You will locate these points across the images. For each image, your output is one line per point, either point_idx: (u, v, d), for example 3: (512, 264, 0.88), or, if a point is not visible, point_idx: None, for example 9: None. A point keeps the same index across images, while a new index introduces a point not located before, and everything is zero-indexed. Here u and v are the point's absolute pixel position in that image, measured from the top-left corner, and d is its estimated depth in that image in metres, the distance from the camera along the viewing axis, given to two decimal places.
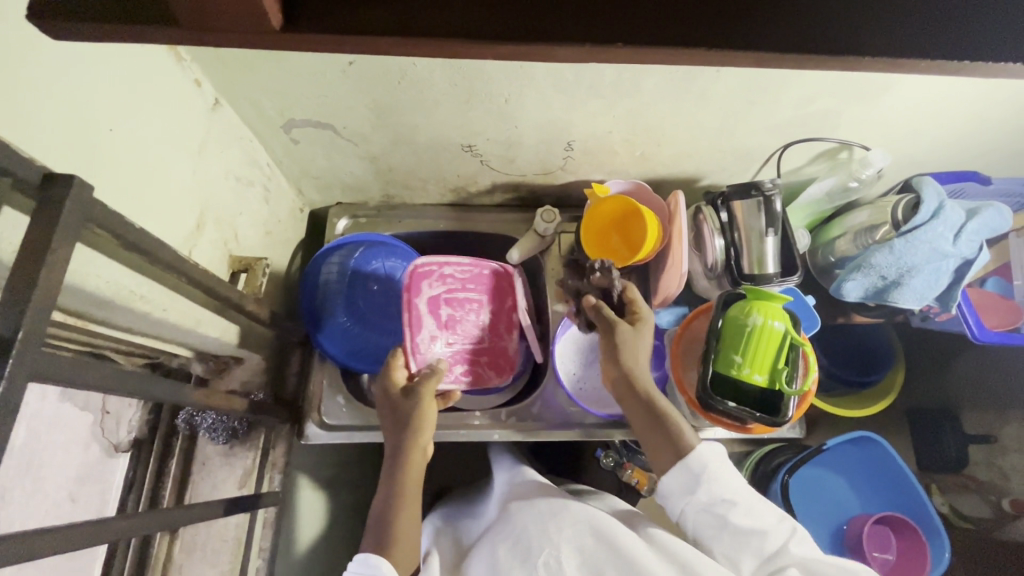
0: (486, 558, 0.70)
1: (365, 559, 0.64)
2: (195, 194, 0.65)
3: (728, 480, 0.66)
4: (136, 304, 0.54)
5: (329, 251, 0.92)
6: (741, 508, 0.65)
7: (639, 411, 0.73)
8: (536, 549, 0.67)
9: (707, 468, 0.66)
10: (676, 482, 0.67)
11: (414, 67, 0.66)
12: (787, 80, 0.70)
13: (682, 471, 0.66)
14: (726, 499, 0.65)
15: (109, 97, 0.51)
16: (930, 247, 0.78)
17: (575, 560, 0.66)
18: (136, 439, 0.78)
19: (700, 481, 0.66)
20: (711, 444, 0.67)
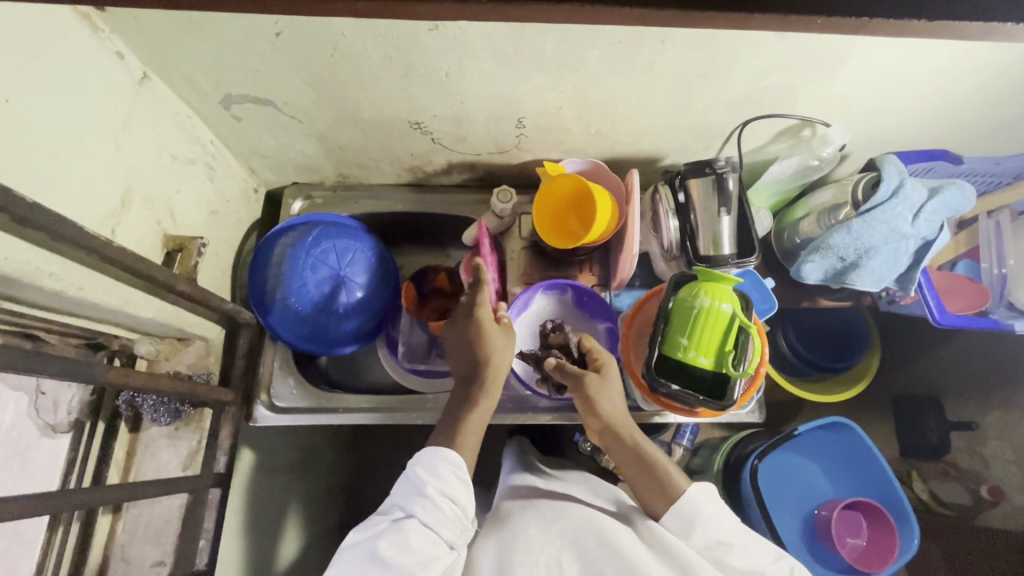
0: (488, 553, 0.67)
1: (441, 450, 0.66)
2: (119, 170, 0.63)
3: (722, 522, 0.66)
4: (44, 282, 0.52)
5: (280, 233, 0.89)
6: (738, 548, 0.65)
7: (628, 460, 0.72)
8: (538, 548, 0.65)
9: (700, 511, 0.66)
10: (672, 525, 0.67)
11: (345, 39, 0.64)
12: (735, 50, 0.67)
13: (673, 518, 0.67)
14: (721, 540, 0.65)
15: (4, 65, 0.49)
16: (887, 227, 0.76)
17: (576, 565, 0.64)
18: (78, 420, 0.74)
19: (696, 522, 0.66)
20: (702, 489, 0.68)
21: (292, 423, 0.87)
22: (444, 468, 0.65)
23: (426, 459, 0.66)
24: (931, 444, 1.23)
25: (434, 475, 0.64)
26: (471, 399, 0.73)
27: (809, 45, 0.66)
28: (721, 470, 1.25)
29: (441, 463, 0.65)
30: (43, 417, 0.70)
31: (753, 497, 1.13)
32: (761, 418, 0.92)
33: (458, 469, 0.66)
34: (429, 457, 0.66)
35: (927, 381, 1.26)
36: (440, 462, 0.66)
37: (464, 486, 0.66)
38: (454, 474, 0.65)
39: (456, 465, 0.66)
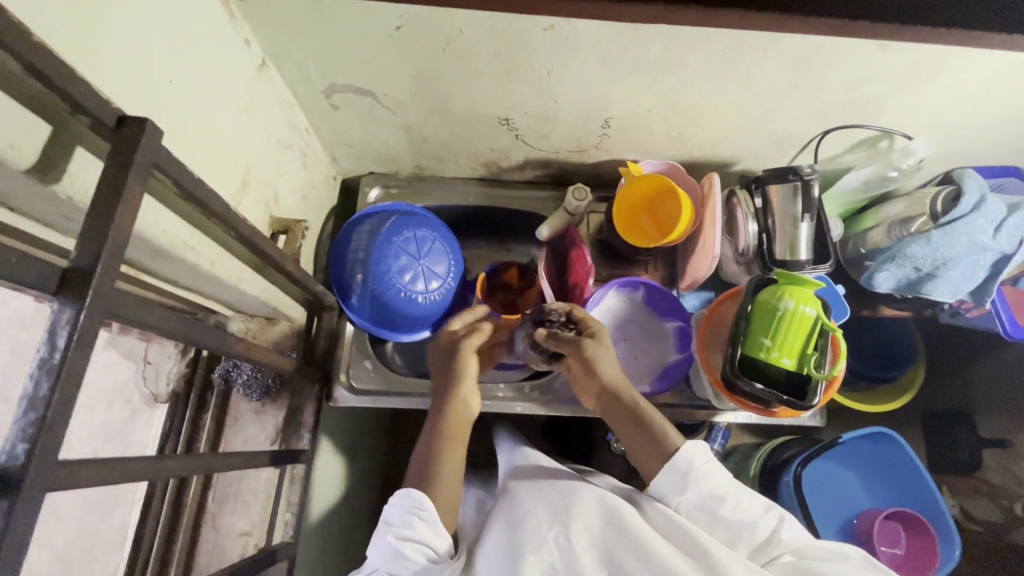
0: (494, 539, 0.63)
1: (406, 493, 0.68)
2: (239, 153, 0.66)
3: (714, 474, 0.64)
4: (187, 256, 0.55)
5: (361, 218, 0.89)
6: (731, 500, 0.62)
7: (627, 430, 0.72)
8: (546, 526, 0.61)
9: (694, 465, 0.64)
10: (666, 482, 0.65)
11: (461, 35, 0.66)
12: (836, 61, 0.69)
13: (666, 474, 0.65)
14: (714, 492, 0.63)
15: (167, 49, 0.51)
16: (968, 240, 0.78)
17: (585, 538, 0.59)
18: (174, 391, 0.80)
19: (689, 475, 0.64)
20: (695, 444, 0.66)
21: (370, 404, 0.89)
22: (404, 514, 0.66)
23: (389, 512, 0.67)
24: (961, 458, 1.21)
25: (398, 521, 0.66)
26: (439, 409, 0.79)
27: (909, 57, 0.67)
28: (758, 477, 1.21)
29: (401, 509, 0.67)
30: (148, 387, 0.77)
31: (795, 500, 1.09)
32: (821, 421, 0.96)
33: (419, 507, 0.66)
34: (394, 506, 0.68)
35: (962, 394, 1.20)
36: (401, 507, 0.67)
37: (432, 523, 0.65)
38: (413, 516, 0.65)
39: (415, 504, 0.66)
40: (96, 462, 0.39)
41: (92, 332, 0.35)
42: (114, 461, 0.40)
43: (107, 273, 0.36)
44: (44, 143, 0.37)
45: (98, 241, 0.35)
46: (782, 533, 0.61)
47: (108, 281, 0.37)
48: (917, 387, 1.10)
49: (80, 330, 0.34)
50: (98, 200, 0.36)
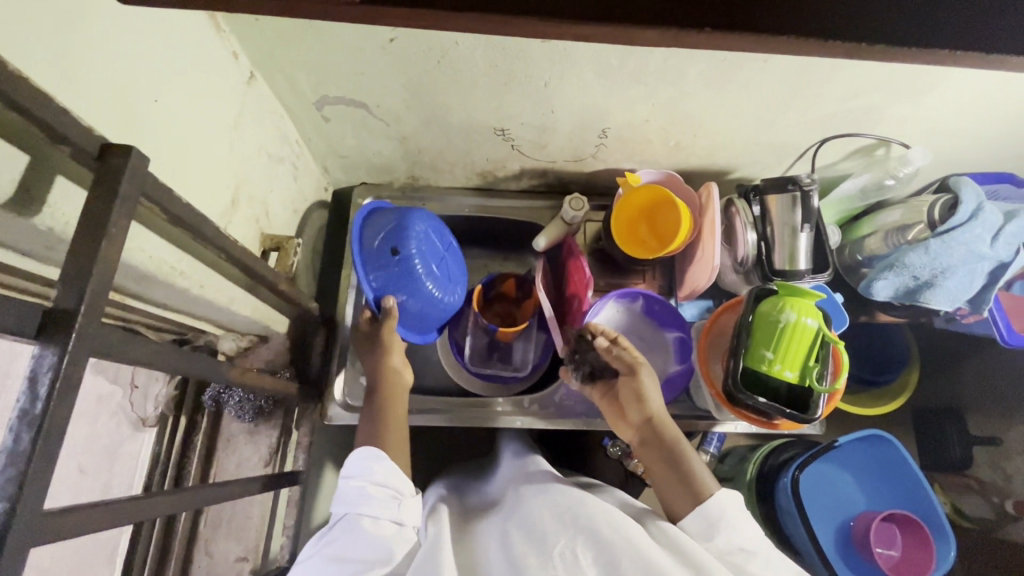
0: (495, 548, 0.60)
1: (362, 448, 0.65)
2: (228, 170, 0.64)
3: (746, 530, 0.61)
4: (176, 280, 0.53)
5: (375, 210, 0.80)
6: (758, 559, 0.58)
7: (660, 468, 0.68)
8: (551, 537, 0.57)
9: (726, 513, 0.61)
10: (693, 526, 0.62)
11: (456, 47, 0.65)
12: (836, 72, 0.68)
13: (694, 519, 0.62)
14: (741, 546, 0.59)
15: (152, 67, 0.49)
16: (966, 249, 0.78)
17: (592, 553, 0.55)
18: (163, 413, 0.79)
19: (720, 523, 0.60)
20: (728, 494, 0.63)
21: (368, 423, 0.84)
22: (361, 462, 0.64)
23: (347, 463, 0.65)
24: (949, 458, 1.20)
25: (355, 472, 0.63)
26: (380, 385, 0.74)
27: (909, 68, 0.67)
28: (755, 481, 1.21)
29: (358, 459, 0.64)
30: (136, 411, 0.75)
31: (793, 505, 1.08)
32: (820, 429, 0.96)
33: (376, 459, 0.64)
34: (352, 460, 0.65)
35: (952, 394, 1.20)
36: (358, 459, 0.64)
37: (391, 472, 0.63)
38: (370, 463, 0.63)
39: (372, 456, 0.64)
40: (83, 507, 0.37)
41: (76, 375, 0.33)
42: (103, 505, 0.38)
43: (91, 313, 0.34)
44: (22, 174, 0.35)
45: (82, 277, 0.34)
46: None
47: (93, 320, 0.35)
48: (912, 387, 1.10)
49: (64, 374, 0.32)
50: (81, 234, 0.34)
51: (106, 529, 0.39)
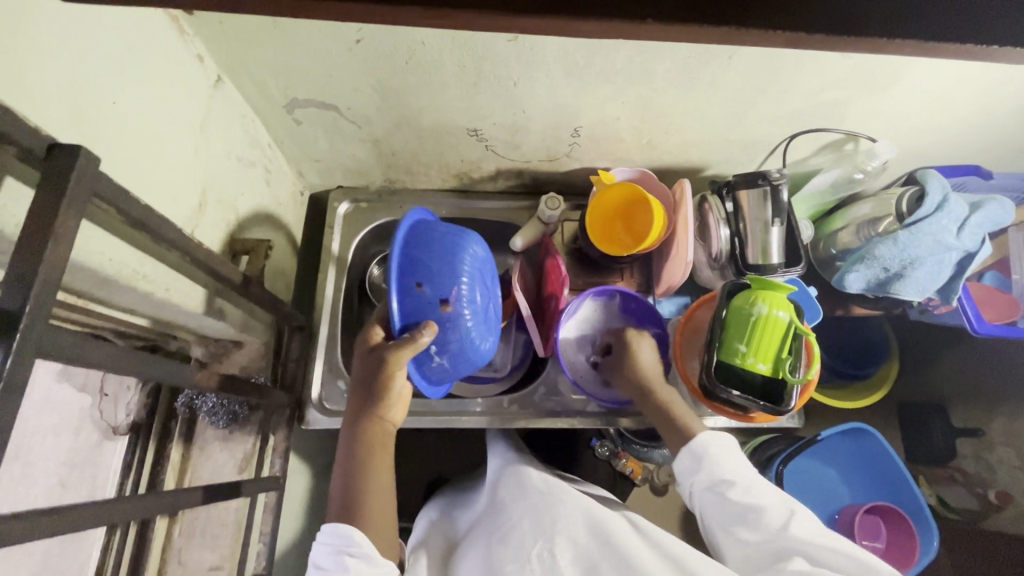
0: (477, 553, 0.63)
1: (332, 528, 0.60)
2: (195, 173, 0.64)
3: (729, 461, 0.66)
4: (139, 284, 0.52)
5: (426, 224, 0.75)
6: (735, 486, 0.63)
7: (658, 418, 0.75)
8: (529, 541, 0.61)
9: (709, 451, 0.67)
10: (683, 464, 0.69)
11: (423, 47, 0.65)
12: (799, 68, 0.69)
13: (684, 457, 0.68)
14: (718, 476, 0.64)
15: (111, 70, 0.49)
16: (933, 240, 0.79)
17: (569, 554, 0.60)
18: (135, 422, 0.78)
19: (702, 459, 0.67)
20: (712, 433, 0.68)
21: None
22: (333, 549, 0.58)
23: (319, 552, 0.59)
24: (933, 449, 1.19)
25: (326, 564, 0.58)
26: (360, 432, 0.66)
27: (868, 63, 0.68)
28: None
29: (328, 549, 0.59)
30: (106, 420, 0.74)
31: None
32: (799, 422, 0.97)
33: (347, 544, 0.58)
34: (322, 546, 0.60)
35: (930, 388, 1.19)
36: (329, 547, 0.59)
37: (366, 558, 0.57)
38: (341, 555, 0.57)
39: (343, 540, 0.58)
40: (32, 514, 0.36)
41: (17, 377, 0.32)
42: (54, 511, 0.38)
43: (37, 314, 0.34)
44: None
45: (26, 278, 0.33)
46: (787, 527, 0.58)
47: (38, 322, 0.34)
48: (892, 378, 1.09)
49: (7, 375, 0.32)
50: (26, 234, 0.34)
51: (59, 534, 0.38)
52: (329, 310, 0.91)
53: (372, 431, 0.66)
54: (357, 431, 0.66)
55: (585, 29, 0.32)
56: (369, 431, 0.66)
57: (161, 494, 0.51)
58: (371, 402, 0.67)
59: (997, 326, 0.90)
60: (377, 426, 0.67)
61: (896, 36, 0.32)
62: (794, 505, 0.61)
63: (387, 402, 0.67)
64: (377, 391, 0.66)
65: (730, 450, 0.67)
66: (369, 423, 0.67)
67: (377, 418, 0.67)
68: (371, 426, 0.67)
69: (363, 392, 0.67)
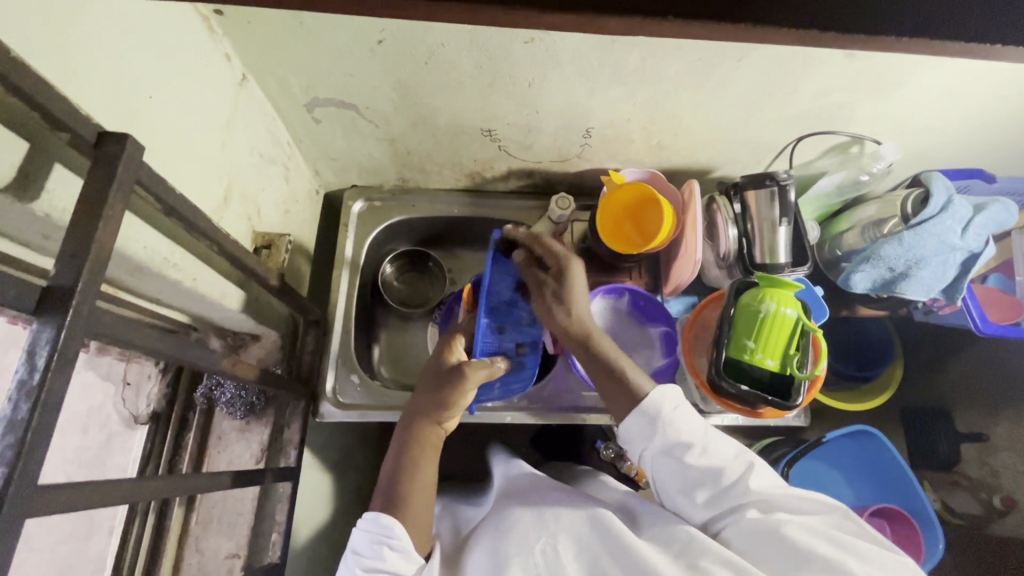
0: (483, 550, 0.63)
1: (375, 518, 0.61)
2: (221, 168, 0.66)
3: (685, 421, 0.65)
4: (169, 272, 0.54)
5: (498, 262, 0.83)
6: (698, 449, 0.63)
7: (599, 368, 0.71)
8: (533, 537, 0.61)
9: (663, 411, 0.65)
10: (636, 426, 0.66)
11: (442, 48, 0.67)
12: (807, 71, 0.71)
13: (637, 418, 0.66)
14: (683, 440, 0.63)
15: (147, 66, 0.52)
16: (939, 240, 0.80)
17: (572, 551, 0.60)
18: (154, 412, 0.82)
19: (660, 423, 0.65)
20: (665, 391, 0.66)
21: (360, 420, 0.87)
22: (371, 538, 0.60)
23: (356, 539, 0.62)
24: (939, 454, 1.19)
25: (366, 551, 0.60)
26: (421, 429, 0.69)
27: (874, 66, 0.70)
28: None
29: (368, 536, 0.61)
30: (127, 408, 0.79)
31: None
32: (804, 421, 0.98)
33: (388, 535, 0.60)
34: (363, 533, 0.62)
35: (935, 391, 1.20)
36: (369, 535, 0.61)
37: (403, 551, 0.59)
38: (381, 545, 0.59)
39: (384, 531, 0.60)
40: (77, 485, 0.38)
41: (70, 350, 0.34)
42: (97, 484, 0.40)
43: (88, 292, 0.36)
44: (22, 159, 0.37)
45: (79, 257, 0.35)
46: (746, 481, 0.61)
47: (87, 300, 0.36)
48: (899, 381, 1.10)
49: (61, 348, 0.34)
50: (78, 217, 0.36)
51: (100, 506, 0.40)
52: (343, 305, 0.93)
53: (429, 434, 0.69)
54: (416, 431, 0.69)
55: (612, 28, 0.34)
56: (427, 436, 0.69)
57: (190, 475, 0.53)
58: (436, 407, 0.69)
59: (1000, 326, 0.92)
60: (435, 431, 0.70)
61: (904, 35, 0.34)
62: (747, 455, 0.64)
63: (451, 411, 0.70)
64: (445, 401, 0.69)
65: (686, 410, 0.66)
66: (430, 426, 0.69)
67: (438, 422, 0.70)
68: (430, 430, 0.69)
69: (437, 395, 0.69)
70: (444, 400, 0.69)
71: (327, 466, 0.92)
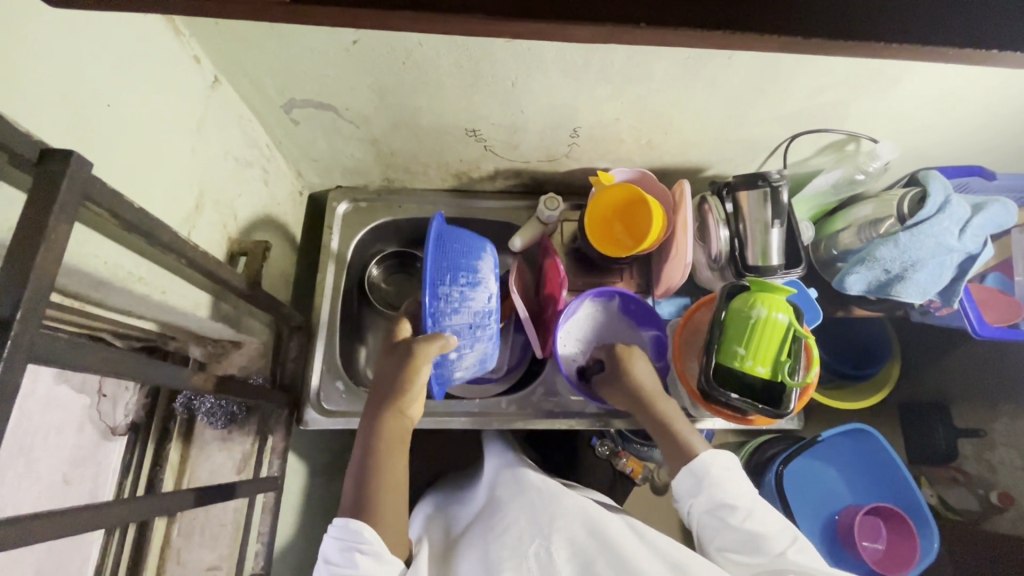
0: (473, 554, 0.62)
1: (344, 524, 0.60)
2: (194, 175, 0.65)
3: (734, 486, 0.64)
4: (136, 287, 0.53)
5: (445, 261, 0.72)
6: (743, 512, 0.62)
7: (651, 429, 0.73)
8: (527, 539, 0.61)
9: (710, 472, 0.64)
10: (684, 484, 0.66)
11: (421, 47, 0.64)
12: (799, 68, 0.68)
13: (686, 475, 0.65)
14: (728, 502, 0.62)
15: (106, 73, 0.49)
16: (935, 242, 0.78)
17: (566, 552, 0.59)
18: (133, 422, 0.81)
19: (704, 483, 0.64)
20: (716, 454, 0.66)
21: (345, 427, 0.85)
22: (343, 543, 0.59)
23: (329, 547, 0.60)
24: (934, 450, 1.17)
25: (339, 559, 0.59)
26: (380, 420, 0.67)
27: (872, 62, 0.67)
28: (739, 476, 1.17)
29: (340, 544, 0.59)
30: (105, 420, 0.78)
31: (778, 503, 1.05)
32: (798, 424, 0.97)
33: (358, 541, 0.59)
34: (333, 540, 0.60)
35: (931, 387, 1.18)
36: (339, 542, 0.60)
37: (376, 555, 0.58)
38: (352, 552, 0.58)
39: (353, 538, 0.59)
40: (25, 518, 0.36)
41: (11, 380, 0.33)
42: (51, 514, 0.39)
43: (29, 320, 0.34)
44: None
45: (17, 284, 0.33)
46: (786, 552, 0.59)
47: (30, 327, 0.34)
48: (895, 380, 1.07)
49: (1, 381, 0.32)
50: (19, 240, 0.34)
51: (55, 538, 0.39)
52: (328, 310, 0.91)
53: (390, 423, 0.67)
54: (378, 420, 0.68)
55: (578, 36, 0.33)
56: (385, 424, 0.67)
57: (160, 496, 0.52)
58: (392, 394, 0.68)
59: (999, 327, 0.90)
60: (396, 420, 0.68)
61: (894, 41, 0.32)
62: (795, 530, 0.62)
63: (409, 397, 0.69)
64: (400, 382, 0.68)
65: (738, 473, 0.65)
66: (390, 415, 0.68)
67: (398, 411, 0.68)
68: (389, 418, 0.68)
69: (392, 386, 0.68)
70: (398, 382, 0.68)
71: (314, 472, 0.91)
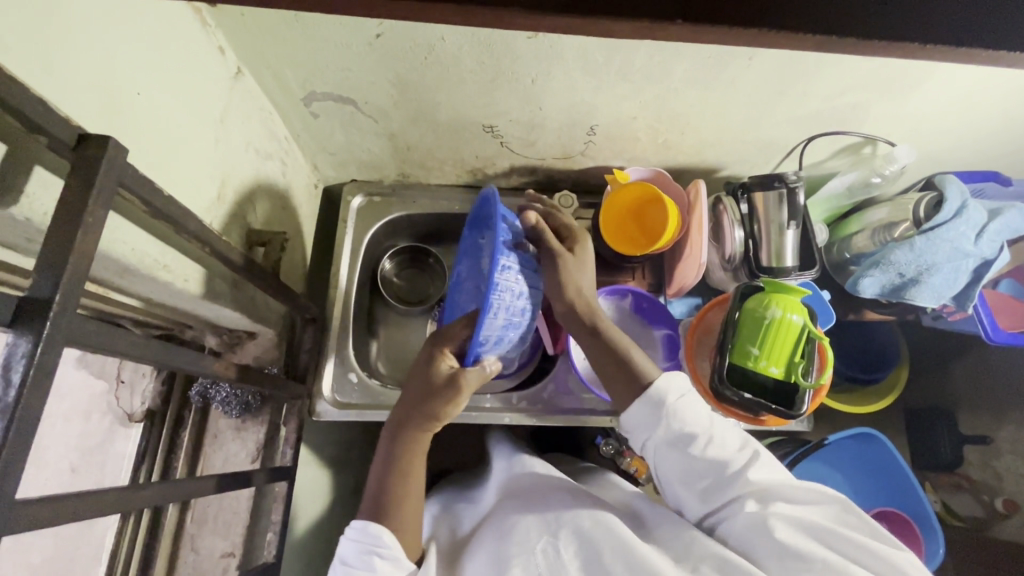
0: (483, 552, 0.62)
1: (362, 527, 0.61)
2: (217, 165, 0.65)
3: (686, 412, 0.63)
4: (160, 274, 0.53)
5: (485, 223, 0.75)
6: (703, 440, 0.62)
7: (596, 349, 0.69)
8: (534, 536, 0.61)
9: (667, 401, 0.63)
10: (638, 415, 0.64)
11: (443, 42, 0.65)
12: (818, 70, 0.69)
13: (641, 407, 0.64)
14: (688, 430, 0.62)
15: (136, 62, 0.50)
16: (951, 246, 0.78)
17: (573, 549, 0.59)
18: (149, 410, 0.84)
19: (662, 413, 0.63)
20: (672, 379, 0.64)
21: (356, 419, 0.86)
22: (359, 547, 0.60)
23: (346, 548, 0.61)
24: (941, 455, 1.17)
25: (356, 561, 0.59)
26: (411, 438, 0.66)
27: (893, 66, 0.67)
28: None
29: (358, 546, 0.60)
30: (122, 406, 0.81)
31: None
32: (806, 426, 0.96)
33: (376, 544, 0.59)
34: (352, 542, 0.61)
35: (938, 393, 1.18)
36: (358, 544, 0.60)
37: (393, 559, 0.59)
38: (370, 555, 0.59)
39: (372, 540, 0.59)
40: (54, 499, 0.37)
41: (49, 362, 0.33)
42: (87, 494, 0.39)
43: (67, 303, 0.35)
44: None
45: (56, 268, 0.34)
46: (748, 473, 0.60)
47: (68, 311, 0.35)
48: (904, 384, 1.06)
49: (39, 362, 0.32)
50: (58, 224, 0.35)
51: (88, 517, 0.40)
52: (340, 302, 0.92)
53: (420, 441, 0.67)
54: (408, 437, 0.66)
55: (618, 31, 0.32)
56: (416, 443, 0.66)
57: (181, 481, 0.52)
58: (426, 417, 0.66)
59: (1011, 333, 0.90)
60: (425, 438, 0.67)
61: (929, 41, 0.32)
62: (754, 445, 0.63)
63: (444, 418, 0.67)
64: (436, 409, 0.65)
65: (694, 399, 0.64)
66: (420, 434, 0.66)
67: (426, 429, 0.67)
68: (420, 437, 0.66)
69: (428, 408, 0.66)
70: (437, 410, 0.66)
71: (324, 464, 0.92)
